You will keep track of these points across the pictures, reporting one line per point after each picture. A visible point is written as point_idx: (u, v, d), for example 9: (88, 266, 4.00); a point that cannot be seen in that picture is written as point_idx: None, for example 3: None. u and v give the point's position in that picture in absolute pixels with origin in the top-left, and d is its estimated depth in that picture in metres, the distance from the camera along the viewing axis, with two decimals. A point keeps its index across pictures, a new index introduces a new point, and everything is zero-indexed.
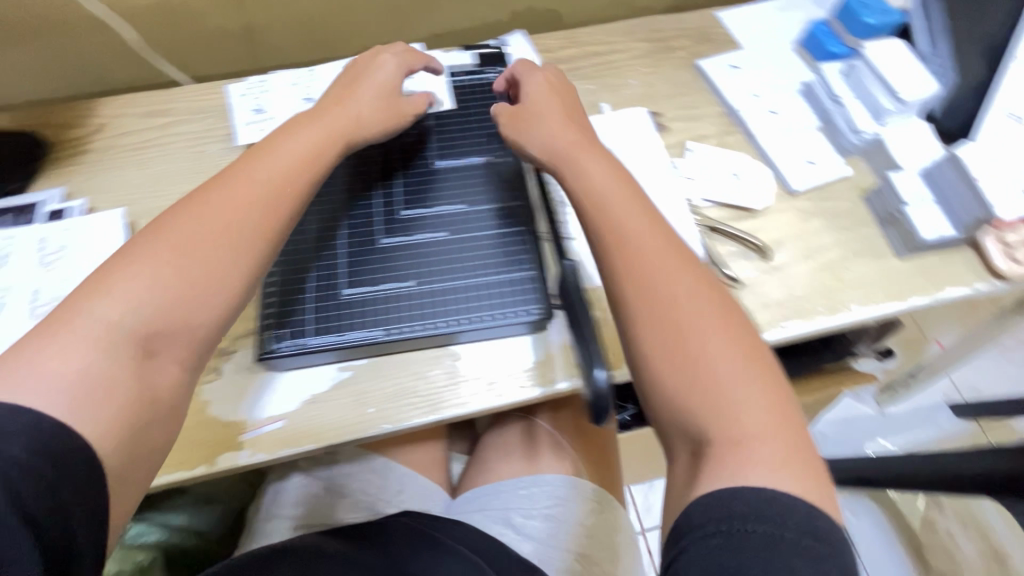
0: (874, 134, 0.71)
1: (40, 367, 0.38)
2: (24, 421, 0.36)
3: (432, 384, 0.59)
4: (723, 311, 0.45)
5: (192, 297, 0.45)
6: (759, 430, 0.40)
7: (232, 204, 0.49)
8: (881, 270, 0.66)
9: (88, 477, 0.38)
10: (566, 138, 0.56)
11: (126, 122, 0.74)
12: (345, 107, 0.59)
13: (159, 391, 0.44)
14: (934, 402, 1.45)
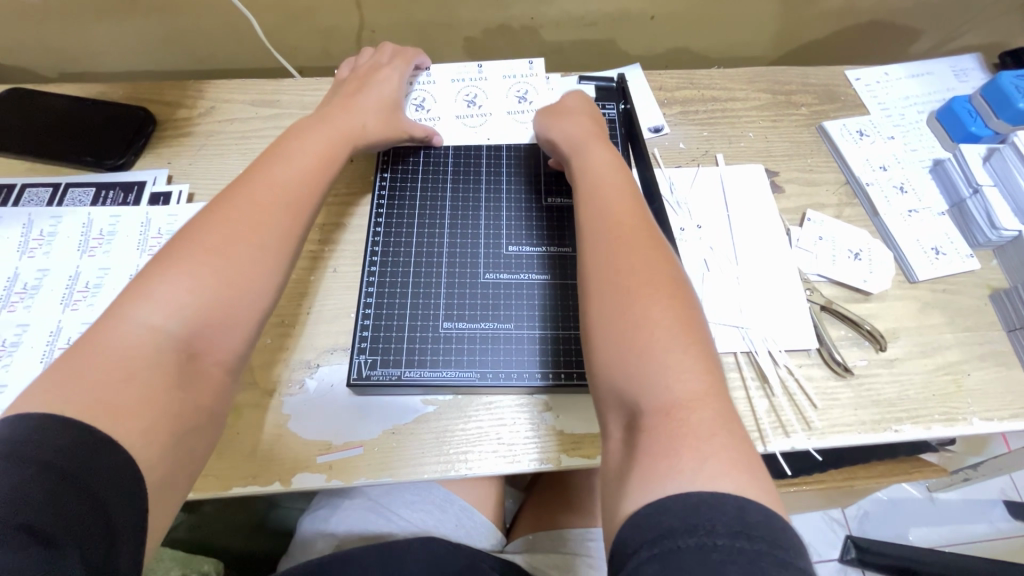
0: (1016, 231, 0.65)
1: (94, 374, 0.38)
2: (73, 433, 0.35)
3: (516, 432, 0.56)
4: (663, 276, 0.46)
5: (239, 291, 0.46)
6: (692, 401, 0.39)
7: (271, 194, 0.51)
8: (1004, 381, 0.61)
9: (133, 487, 0.36)
10: (583, 130, 0.60)
11: (232, 108, 0.73)
12: (353, 114, 0.61)
13: (204, 398, 0.43)
14: (989, 497, 1.37)
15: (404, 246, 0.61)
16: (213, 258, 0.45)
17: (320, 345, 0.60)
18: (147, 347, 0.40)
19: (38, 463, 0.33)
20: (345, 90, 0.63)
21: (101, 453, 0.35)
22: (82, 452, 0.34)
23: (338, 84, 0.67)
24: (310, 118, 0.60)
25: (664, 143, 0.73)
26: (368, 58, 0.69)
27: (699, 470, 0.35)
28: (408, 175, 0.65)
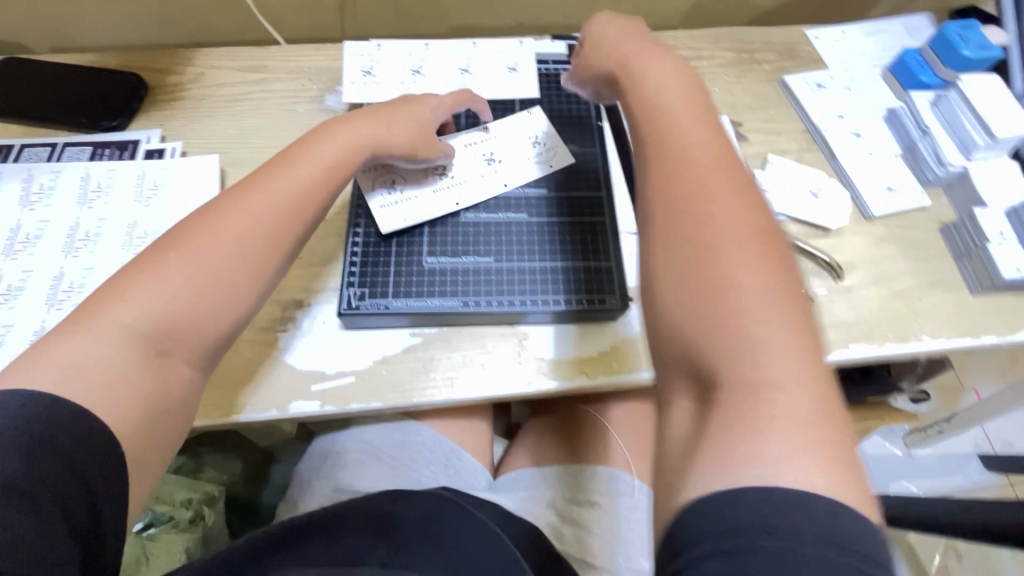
0: (961, 167, 0.70)
1: (64, 358, 0.41)
2: (41, 405, 0.38)
3: (498, 360, 0.60)
4: (771, 253, 0.39)
5: (208, 302, 0.46)
6: (783, 386, 0.34)
7: (255, 216, 0.50)
8: (953, 304, 0.66)
9: (107, 451, 0.39)
10: (672, 92, 0.49)
11: (222, 74, 0.76)
12: (373, 120, 0.59)
13: (176, 386, 0.45)
14: (964, 450, 1.41)
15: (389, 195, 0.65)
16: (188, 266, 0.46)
17: (312, 285, 0.63)
18: (116, 339, 0.42)
19: (10, 432, 0.36)
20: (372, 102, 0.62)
21: (74, 422, 0.38)
22: (54, 423, 0.38)
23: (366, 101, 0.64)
24: (325, 121, 0.59)
25: None
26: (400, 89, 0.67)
27: (786, 467, 0.32)
28: None
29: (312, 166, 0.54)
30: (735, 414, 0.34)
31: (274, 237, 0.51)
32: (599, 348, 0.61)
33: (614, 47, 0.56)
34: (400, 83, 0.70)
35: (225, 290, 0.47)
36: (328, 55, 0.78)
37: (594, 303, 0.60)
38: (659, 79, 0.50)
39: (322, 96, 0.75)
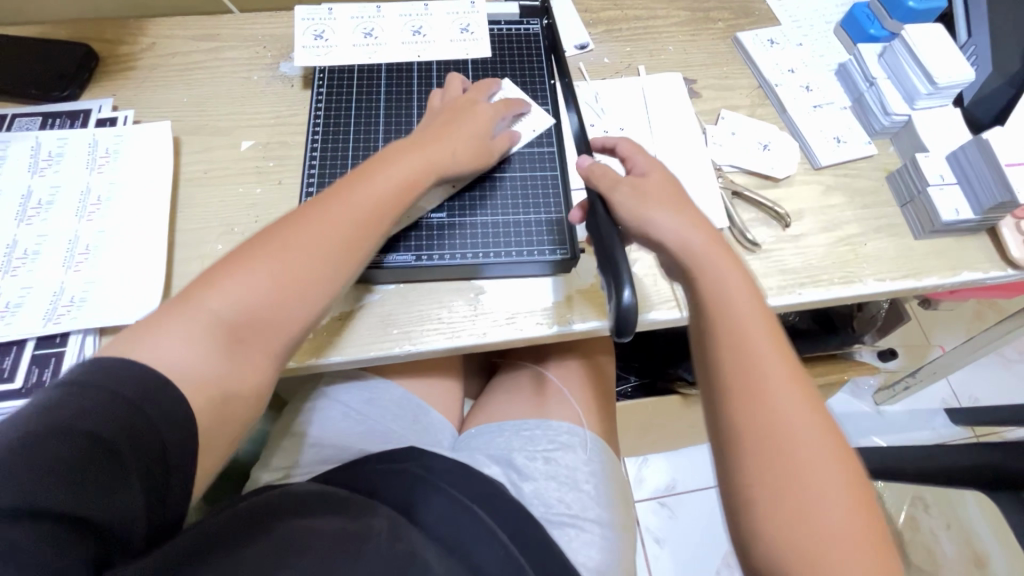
0: (905, 116, 0.72)
1: (166, 334, 0.49)
2: (128, 375, 0.45)
3: (454, 313, 0.61)
4: (828, 451, 0.43)
5: (288, 304, 0.53)
6: (841, 550, 0.40)
7: (331, 239, 0.55)
8: (897, 249, 0.68)
9: (179, 417, 0.46)
10: (699, 233, 0.50)
11: (174, 43, 0.76)
12: (443, 141, 0.60)
13: (249, 371, 0.52)
14: (931, 405, 1.46)
15: (341, 158, 0.65)
16: (273, 267, 0.53)
17: None
18: (202, 331, 0.50)
19: (104, 391, 0.43)
20: (442, 119, 0.62)
21: (158, 391, 0.46)
22: (140, 386, 0.45)
23: (433, 110, 0.65)
24: (403, 141, 0.61)
25: (588, 58, 0.78)
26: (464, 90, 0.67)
27: None
28: (342, 88, 0.69)
29: (381, 187, 0.57)
30: (786, 530, 0.41)
31: (342, 254, 0.55)
32: (552, 298, 0.62)
33: (647, 183, 0.52)
34: (356, 47, 0.70)
35: (302, 297, 0.53)
36: (281, 23, 0.78)
37: (548, 254, 0.62)
38: (683, 212, 0.50)
39: (276, 63, 0.75)
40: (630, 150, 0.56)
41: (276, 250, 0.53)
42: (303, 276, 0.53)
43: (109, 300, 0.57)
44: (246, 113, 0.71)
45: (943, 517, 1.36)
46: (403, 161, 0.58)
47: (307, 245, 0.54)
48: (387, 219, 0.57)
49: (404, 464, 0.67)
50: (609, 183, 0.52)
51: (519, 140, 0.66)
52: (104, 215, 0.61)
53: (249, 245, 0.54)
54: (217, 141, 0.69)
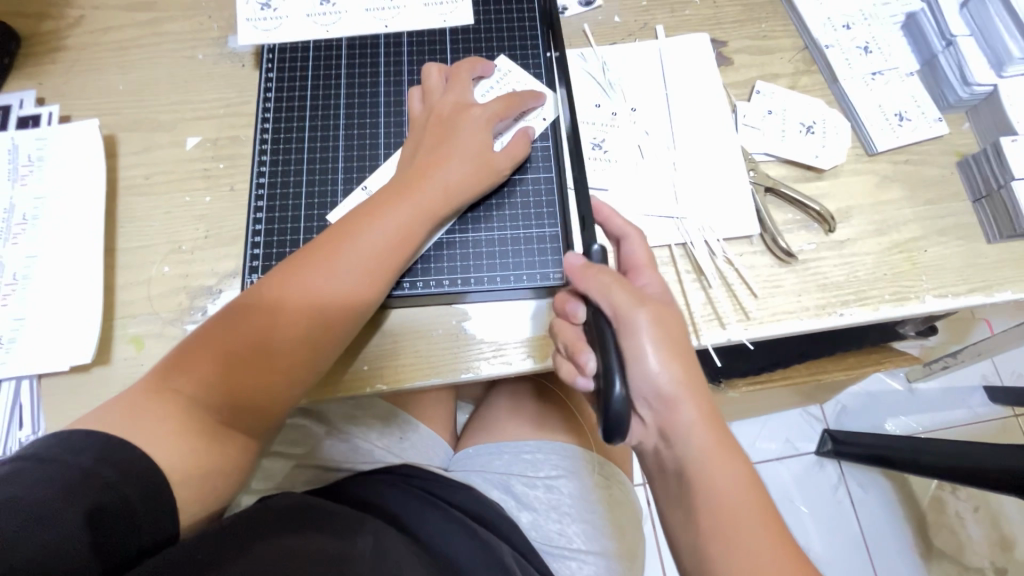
0: (990, 85, 0.58)
1: (124, 419, 0.43)
2: (80, 448, 0.40)
3: (433, 345, 0.53)
4: None
5: (264, 384, 0.46)
6: None
7: (310, 311, 0.46)
8: (964, 256, 0.56)
9: (147, 480, 0.41)
10: (706, 419, 0.43)
11: (103, 15, 0.64)
12: (438, 174, 0.50)
13: (224, 437, 0.46)
14: (970, 383, 1.33)
15: (295, 161, 0.56)
16: (243, 348, 0.46)
17: (223, 269, 0.55)
18: (176, 419, 0.44)
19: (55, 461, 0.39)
20: (435, 142, 0.52)
21: (111, 455, 0.41)
22: (91, 452, 0.40)
23: (418, 121, 0.55)
24: (393, 181, 0.51)
25: (595, 17, 0.64)
26: (456, 87, 0.55)
27: None
28: (295, 74, 0.59)
29: (377, 237, 0.48)
30: None
31: (335, 318, 0.47)
32: (545, 328, 0.53)
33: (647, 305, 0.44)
34: (308, 18, 0.60)
35: (290, 367, 0.47)
36: None
37: (536, 279, 0.54)
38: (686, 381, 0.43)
39: (222, 37, 0.63)
40: (646, 265, 0.48)
41: (246, 329, 0.46)
42: (288, 350, 0.46)
43: (42, 342, 0.51)
44: (190, 102, 0.61)
45: (972, 499, 1.23)
46: (393, 210, 0.48)
47: (285, 319, 0.46)
48: (389, 271, 0.49)
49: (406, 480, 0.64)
50: (625, 299, 0.43)
51: (532, 135, 0.55)
52: (31, 237, 0.54)
53: (217, 321, 0.47)
54: (159, 138, 0.59)
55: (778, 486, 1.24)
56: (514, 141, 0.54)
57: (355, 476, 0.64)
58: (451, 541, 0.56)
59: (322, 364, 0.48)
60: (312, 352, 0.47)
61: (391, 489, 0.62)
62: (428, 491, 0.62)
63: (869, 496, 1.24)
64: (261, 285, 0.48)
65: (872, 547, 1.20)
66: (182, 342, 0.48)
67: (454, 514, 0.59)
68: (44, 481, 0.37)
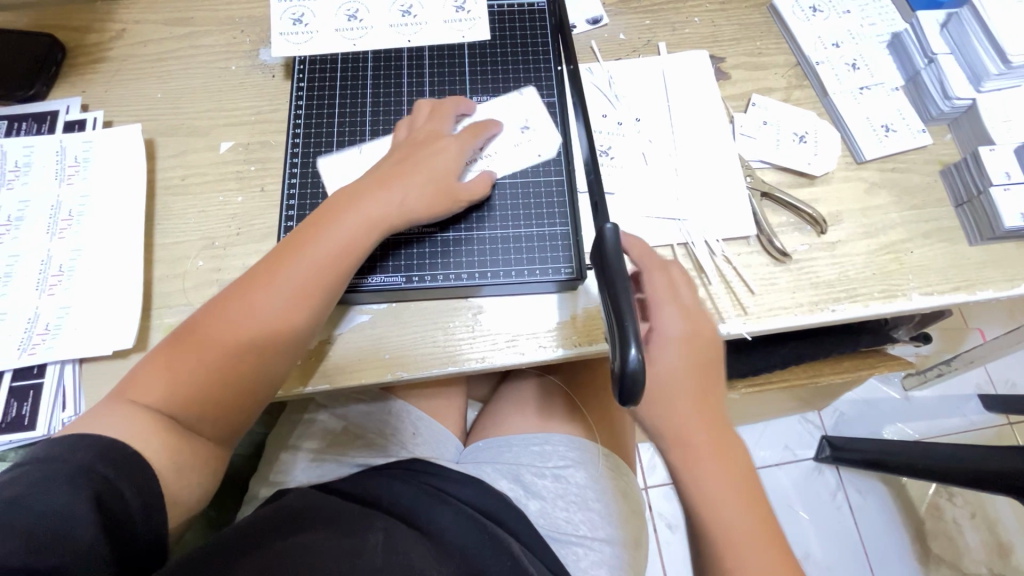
0: (969, 99, 0.62)
1: (104, 418, 0.46)
2: (77, 447, 0.43)
3: (451, 334, 0.57)
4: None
5: (224, 386, 0.49)
6: None
7: (267, 315, 0.50)
8: (948, 257, 0.60)
9: (140, 475, 0.44)
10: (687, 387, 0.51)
11: (144, 29, 0.69)
12: (390, 190, 0.54)
13: (203, 439, 0.50)
14: (965, 391, 1.36)
15: (324, 164, 0.60)
16: (205, 350, 0.49)
17: (254, 264, 0.59)
18: (147, 422, 0.47)
19: (60, 460, 0.42)
20: (393, 161, 0.56)
21: (105, 453, 0.44)
22: (91, 450, 0.43)
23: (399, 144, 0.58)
24: (350, 194, 0.55)
25: (602, 34, 0.68)
26: (427, 119, 0.59)
27: None
28: (323, 85, 0.63)
29: (327, 247, 0.52)
30: None
31: (286, 324, 0.51)
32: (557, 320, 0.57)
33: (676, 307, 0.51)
34: (337, 32, 0.64)
35: (246, 369, 0.50)
36: (259, 3, 0.70)
37: (548, 274, 0.57)
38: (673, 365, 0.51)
39: (254, 50, 0.68)
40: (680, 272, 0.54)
41: (210, 330, 0.50)
42: (247, 351, 0.50)
43: (84, 329, 0.54)
44: (224, 110, 0.65)
45: (969, 505, 1.25)
46: (346, 222, 0.52)
47: (245, 322, 0.50)
48: (333, 288, 0.52)
49: (416, 475, 0.66)
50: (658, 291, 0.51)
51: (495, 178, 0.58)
52: (74, 233, 0.58)
53: (186, 324, 0.51)
54: (194, 143, 0.63)
55: (777, 491, 1.26)
56: (476, 180, 0.57)
57: (371, 469, 0.67)
58: (458, 532, 0.59)
59: (277, 368, 0.51)
60: (269, 354, 0.50)
61: (402, 483, 0.64)
62: (433, 485, 0.65)
63: (867, 501, 1.26)
64: (227, 289, 0.52)
65: (871, 552, 1.22)
66: (145, 355, 0.51)
67: (459, 508, 0.62)
68: (52, 474, 0.41)
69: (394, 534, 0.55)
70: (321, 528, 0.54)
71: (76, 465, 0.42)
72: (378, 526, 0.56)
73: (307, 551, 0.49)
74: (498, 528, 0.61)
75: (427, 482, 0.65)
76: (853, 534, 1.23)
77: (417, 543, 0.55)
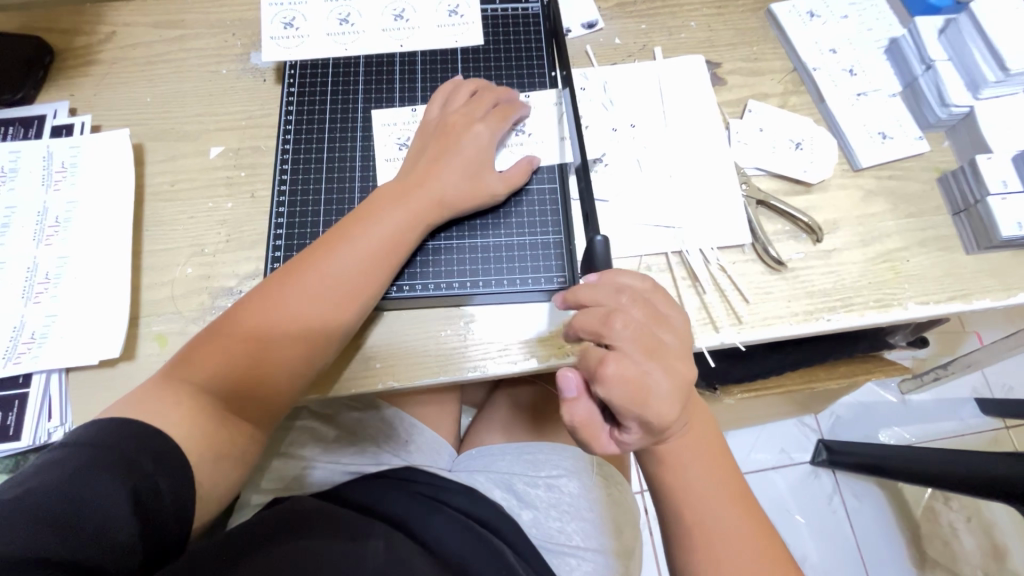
0: (967, 107, 0.62)
1: (155, 407, 0.47)
2: (124, 434, 0.44)
3: (442, 343, 0.56)
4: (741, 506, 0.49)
5: (272, 375, 0.50)
6: None
7: (315, 306, 0.50)
8: (944, 266, 0.60)
9: (175, 468, 0.45)
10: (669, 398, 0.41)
11: (133, 32, 0.68)
12: (432, 183, 0.54)
13: (240, 434, 0.50)
14: (961, 394, 1.36)
15: (315, 171, 0.60)
16: (254, 338, 0.49)
17: (243, 272, 0.58)
18: (193, 407, 0.47)
19: (97, 450, 0.42)
20: (434, 151, 0.56)
21: (146, 445, 0.44)
22: (136, 440, 0.44)
23: (429, 127, 0.58)
24: (391, 187, 0.55)
25: (597, 39, 0.68)
26: (466, 104, 0.58)
27: None
28: (314, 90, 0.63)
29: (372, 239, 0.52)
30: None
31: (334, 316, 0.51)
32: (550, 330, 0.56)
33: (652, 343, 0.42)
34: (328, 37, 0.64)
35: (295, 361, 0.50)
36: (250, 6, 0.69)
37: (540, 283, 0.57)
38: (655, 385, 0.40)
39: (245, 54, 0.67)
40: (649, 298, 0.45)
41: (258, 318, 0.50)
42: (296, 341, 0.50)
43: (71, 338, 0.53)
44: (215, 114, 0.64)
45: (965, 509, 1.25)
46: (390, 215, 0.52)
47: (292, 311, 0.50)
48: (379, 281, 0.52)
49: (409, 483, 0.66)
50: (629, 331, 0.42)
51: (536, 164, 0.58)
52: (62, 239, 0.57)
53: (233, 312, 0.51)
54: (184, 148, 0.63)
55: (773, 495, 1.26)
56: (514, 169, 0.57)
57: (363, 478, 0.66)
58: (456, 538, 0.59)
59: (325, 359, 0.52)
60: (318, 345, 0.50)
61: (396, 491, 0.64)
62: (431, 495, 0.65)
63: (863, 506, 1.25)
64: (273, 277, 0.52)
65: (867, 557, 1.21)
66: (199, 333, 0.51)
67: (458, 516, 0.62)
68: (90, 464, 0.41)
69: (395, 538, 0.55)
70: (323, 534, 0.52)
71: (120, 454, 0.42)
72: (378, 532, 0.55)
73: (310, 556, 0.48)
74: (491, 535, 0.61)
75: (421, 491, 0.65)
76: (849, 538, 1.22)
77: (417, 552, 0.54)
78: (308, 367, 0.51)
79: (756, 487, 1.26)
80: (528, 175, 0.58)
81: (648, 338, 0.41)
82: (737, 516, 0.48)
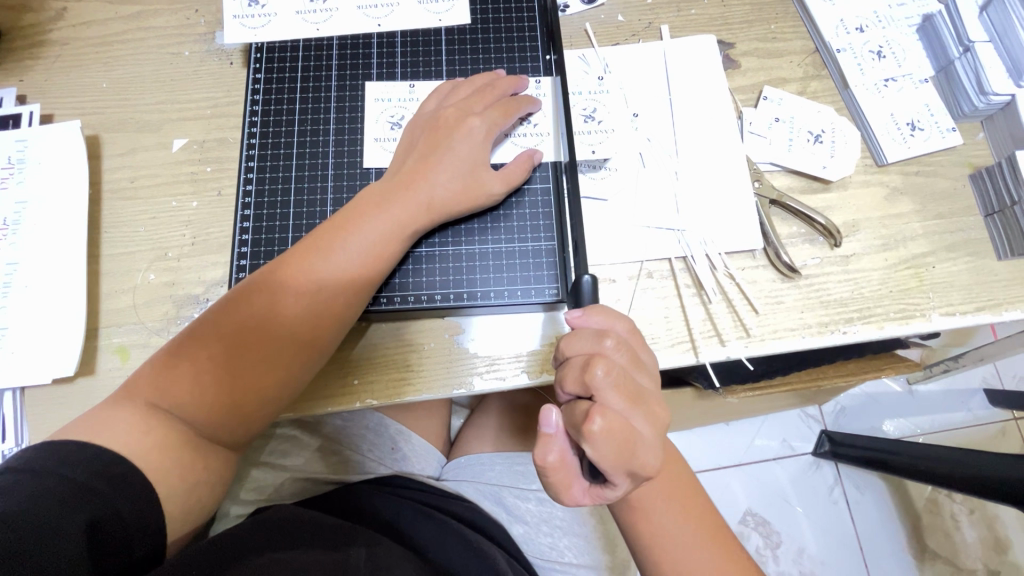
0: (1008, 95, 0.55)
1: (107, 431, 0.41)
2: (82, 457, 0.39)
3: (424, 357, 0.52)
4: (716, 533, 0.47)
5: (243, 401, 0.45)
6: None
7: (290, 326, 0.45)
8: (972, 274, 0.55)
9: (141, 493, 0.40)
10: (656, 454, 0.37)
11: (84, 8, 0.61)
12: (420, 187, 0.48)
13: (214, 456, 0.45)
14: (971, 385, 1.32)
15: (283, 169, 0.55)
16: (222, 361, 0.44)
17: (210, 278, 0.54)
18: (162, 431, 0.42)
19: (53, 476, 0.37)
20: (421, 150, 0.50)
21: (106, 472, 0.39)
22: (95, 467, 0.39)
23: (421, 120, 0.52)
24: (374, 190, 0.49)
25: (598, 16, 0.61)
26: (466, 95, 0.52)
27: None
28: (284, 75, 0.57)
29: (353, 251, 0.47)
30: None
31: (312, 336, 0.46)
32: (542, 344, 0.52)
33: (636, 395, 0.37)
34: (299, 16, 0.58)
35: (269, 386, 0.45)
36: None
37: (533, 295, 0.52)
38: (641, 438, 0.37)
39: (209, 33, 0.61)
40: (634, 343, 0.42)
41: (224, 339, 0.45)
42: (270, 364, 0.45)
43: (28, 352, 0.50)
44: (176, 101, 0.58)
45: (969, 502, 1.22)
46: (373, 224, 0.47)
47: (264, 332, 0.45)
48: (362, 292, 0.47)
49: (396, 490, 0.63)
50: (610, 383, 0.37)
51: (539, 160, 0.52)
52: (14, 244, 0.53)
53: (196, 330, 0.45)
54: (144, 140, 0.57)
55: (774, 487, 1.23)
56: (515, 164, 0.51)
57: (346, 488, 0.63)
58: (447, 549, 0.55)
59: (303, 381, 0.47)
60: (292, 368, 0.46)
61: (385, 498, 0.61)
62: (422, 503, 0.62)
63: (865, 498, 1.22)
64: (242, 291, 0.46)
65: (867, 551, 1.19)
66: (162, 348, 0.46)
67: (450, 526, 0.58)
68: (42, 491, 0.36)
69: (382, 546, 0.51)
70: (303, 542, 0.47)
71: (76, 483, 0.38)
72: (360, 542, 0.49)
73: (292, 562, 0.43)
74: (486, 542, 0.58)
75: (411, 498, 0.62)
76: (849, 531, 1.20)
77: (406, 560, 0.50)
78: (281, 388, 0.46)
79: (758, 479, 1.23)
80: (529, 171, 0.52)
81: (629, 384, 0.38)
82: (710, 546, 0.46)
